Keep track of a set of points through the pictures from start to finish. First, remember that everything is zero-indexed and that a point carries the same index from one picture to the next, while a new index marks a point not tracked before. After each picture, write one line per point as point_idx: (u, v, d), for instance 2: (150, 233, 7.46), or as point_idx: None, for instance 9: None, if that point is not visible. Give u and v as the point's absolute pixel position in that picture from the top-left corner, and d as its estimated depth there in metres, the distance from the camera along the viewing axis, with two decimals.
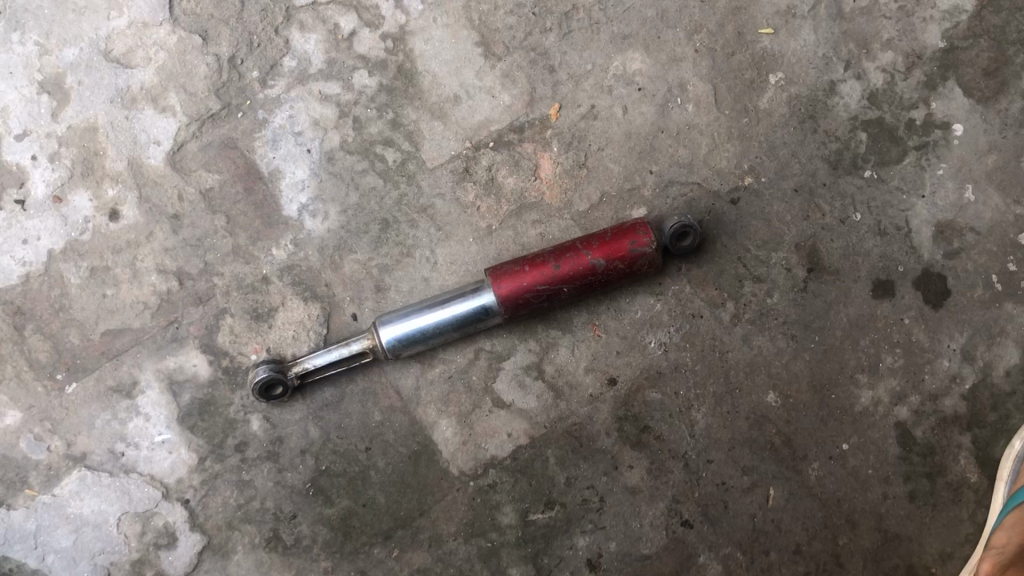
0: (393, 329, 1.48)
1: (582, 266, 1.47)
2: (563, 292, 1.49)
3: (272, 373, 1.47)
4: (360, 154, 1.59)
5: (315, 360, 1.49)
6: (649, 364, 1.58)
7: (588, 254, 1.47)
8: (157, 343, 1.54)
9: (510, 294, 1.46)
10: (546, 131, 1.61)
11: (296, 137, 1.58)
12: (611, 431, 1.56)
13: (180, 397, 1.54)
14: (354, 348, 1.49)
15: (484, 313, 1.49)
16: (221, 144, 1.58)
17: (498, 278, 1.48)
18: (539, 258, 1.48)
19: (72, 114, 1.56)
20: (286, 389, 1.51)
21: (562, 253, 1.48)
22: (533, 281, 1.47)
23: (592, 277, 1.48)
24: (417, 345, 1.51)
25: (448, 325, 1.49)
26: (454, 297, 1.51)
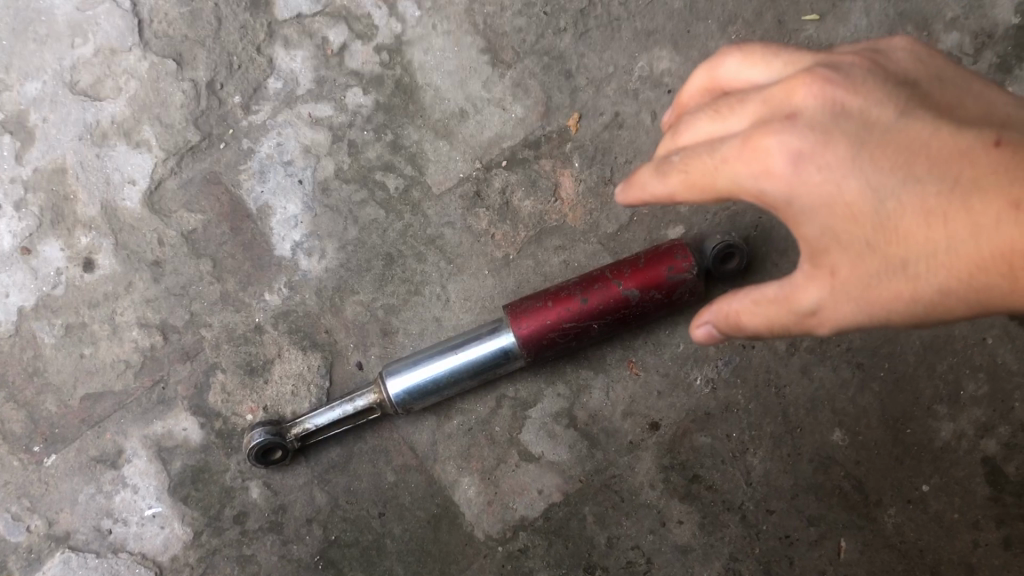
0: (401, 380, 1.30)
1: (613, 298, 1.28)
2: (593, 328, 1.29)
3: (267, 439, 1.30)
4: (358, 182, 1.41)
5: (315, 420, 1.32)
6: (695, 404, 1.39)
7: (620, 284, 1.28)
8: (142, 406, 1.38)
9: (532, 334, 1.28)
10: (565, 145, 1.43)
11: (285, 166, 1.41)
12: (655, 483, 1.37)
13: (171, 465, 1.38)
14: (359, 405, 1.31)
15: (504, 357, 1.31)
16: (204, 180, 1.41)
17: (517, 316, 1.29)
18: (563, 290, 1.29)
19: (37, 156, 1.41)
20: (285, 453, 1.33)
21: (589, 284, 1.29)
22: (558, 318, 1.28)
23: (626, 310, 1.28)
24: (430, 397, 1.32)
25: (464, 373, 1.31)
26: (469, 338, 1.32)
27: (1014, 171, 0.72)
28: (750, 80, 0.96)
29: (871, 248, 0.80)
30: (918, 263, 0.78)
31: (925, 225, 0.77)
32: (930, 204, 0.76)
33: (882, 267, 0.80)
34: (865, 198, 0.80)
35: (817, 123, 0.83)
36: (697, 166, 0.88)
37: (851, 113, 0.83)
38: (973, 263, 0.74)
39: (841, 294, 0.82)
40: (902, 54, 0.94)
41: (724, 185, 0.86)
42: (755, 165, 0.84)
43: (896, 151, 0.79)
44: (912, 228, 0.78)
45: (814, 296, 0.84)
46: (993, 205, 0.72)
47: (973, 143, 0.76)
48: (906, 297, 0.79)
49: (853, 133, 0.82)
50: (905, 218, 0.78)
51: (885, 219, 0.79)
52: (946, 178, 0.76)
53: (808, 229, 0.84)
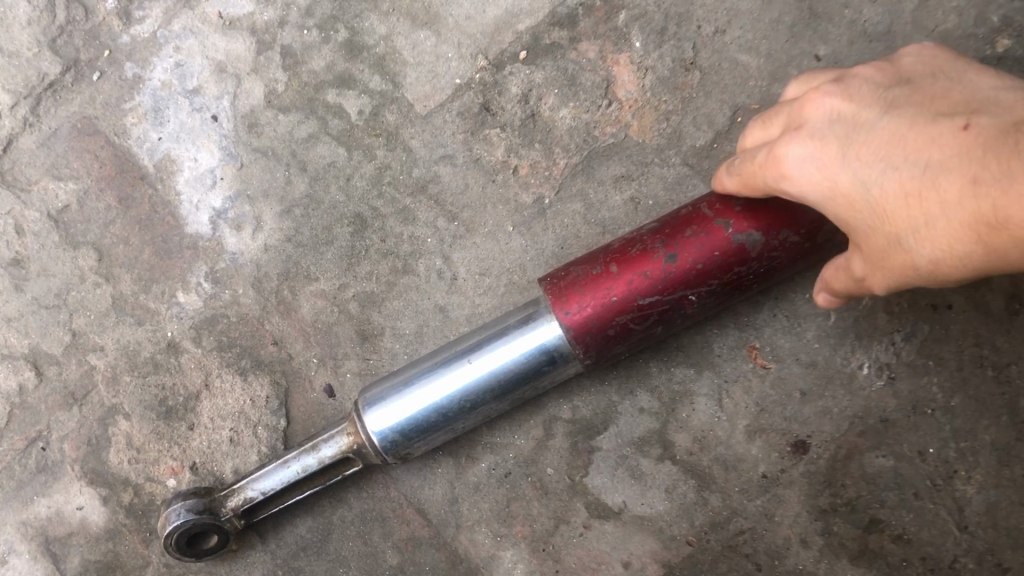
0: (387, 411, 0.79)
1: (720, 249, 0.71)
2: (693, 301, 0.73)
3: (192, 520, 0.82)
4: (301, 109, 0.92)
5: (264, 484, 0.83)
6: (864, 407, 0.86)
7: (729, 224, 0.70)
8: (17, 479, 0.92)
9: (587, 322, 0.73)
10: (617, 16, 0.89)
11: (190, 98, 0.93)
12: (810, 538, 0.86)
13: (65, 563, 0.91)
14: (326, 457, 0.82)
15: (545, 363, 0.77)
16: (74, 131, 0.94)
17: (560, 292, 0.75)
18: (634, 242, 0.74)
19: None
20: (224, 538, 0.86)
21: (680, 226, 0.73)
22: (629, 291, 0.72)
23: (745, 268, 0.71)
24: (436, 434, 0.81)
25: (484, 394, 0.78)
26: (488, 336, 0.79)
27: (986, 145, 0.53)
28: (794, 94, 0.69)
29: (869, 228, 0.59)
30: (916, 242, 0.56)
31: (909, 207, 0.56)
32: (911, 185, 0.56)
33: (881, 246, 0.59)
34: (857, 190, 0.59)
35: (815, 120, 0.63)
36: (742, 165, 0.67)
37: (849, 100, 0.62)
38: (957, 240, 0.54)
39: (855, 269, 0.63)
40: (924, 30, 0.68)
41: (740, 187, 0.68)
42: (771, 169, 0.63)
43: (885, 138, 0.59)
44: (898, 211, 0.57)
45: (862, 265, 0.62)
46: (957, 181, 0.53)
47: (944, 121, 0.57)
48: (909, 275, 0.58)
49: (844, 124, 0.61)
50: (890, 202, 0.57)
51: (874, 206, 0.58)
52: (932, 158, 0.55)
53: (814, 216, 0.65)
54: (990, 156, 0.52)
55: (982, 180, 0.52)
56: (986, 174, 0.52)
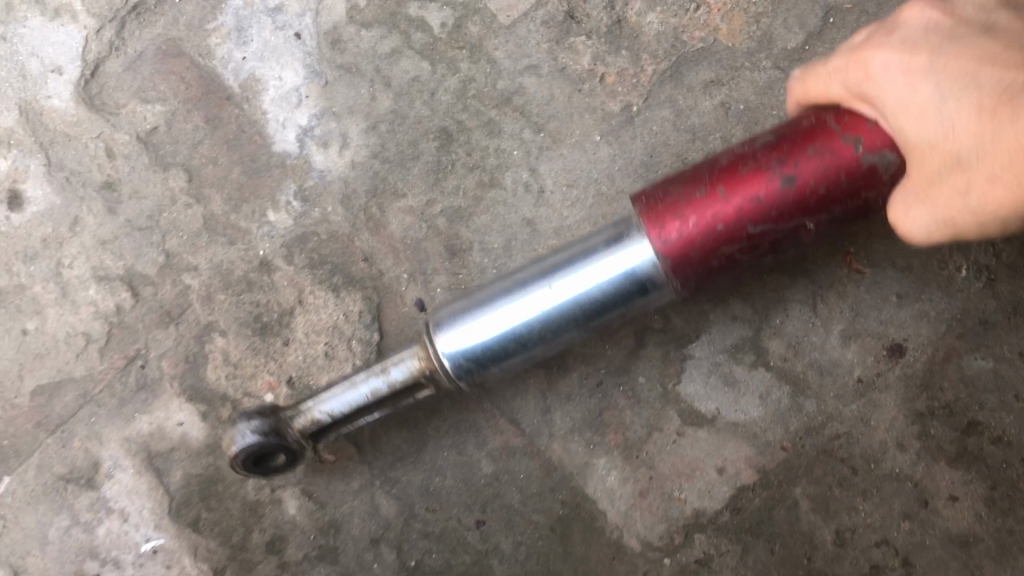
0: (462, 334, 0.73)
1: (845, 169, 0.65)
2: (807, 229, 0.68)
3: (259, 443, 0.74)
4: (383, 24, 0.94)
5: (331, 406, 0.77)
6: (961, 311, 0.87)
7: (859, 142, 0.64)
8: (118, 397, 0.95)
9: (688, 251, 0.68)
10: None
11: (273, 15, 0.95)
12: (908, 441, 0.86)
13: (167, 477, 0.93)
14: (398, 380, 0.77)
15: (639, 292, 0.71)
16: (159, 54, 0.95)
17: (659, 216, 0.68)
18: (745, 158, 0.67)
19: None
20: (290, 458, 0.79)
21: (798, 142, 0.66)
22: (740, 215, 0.66)
23: (872, 193, 0.65)
24: (509, 359, 0.75)
25: (568, 323, 0.73)
26: (574, 257, 0.73)
27: None
28: None
29: (932, 145, 0.59)
30: (977, 156, 0.56)
31: (980, 122, 0.55)
32: (987, 99, 0.55)
33: (941, 165, 0.59)
34: (932, 103, 0.58)
35: (910, 34, 0.63)
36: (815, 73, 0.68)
37: (951, 17, 0.63)
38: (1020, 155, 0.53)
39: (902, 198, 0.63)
40: None
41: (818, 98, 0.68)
42: (856, 71, 0.64)
43: (975, 57, 0.58)
44: (970, 125, 0.56)
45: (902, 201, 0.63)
46: None
47: None
48: (965, 197, 0.57)
49: (940, 38, 0.61)
50: (961, 118, 0.57)
51: (944, 120, 0.58)
52: (1014, 78, 0.55)
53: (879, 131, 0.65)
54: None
55: None
56: None
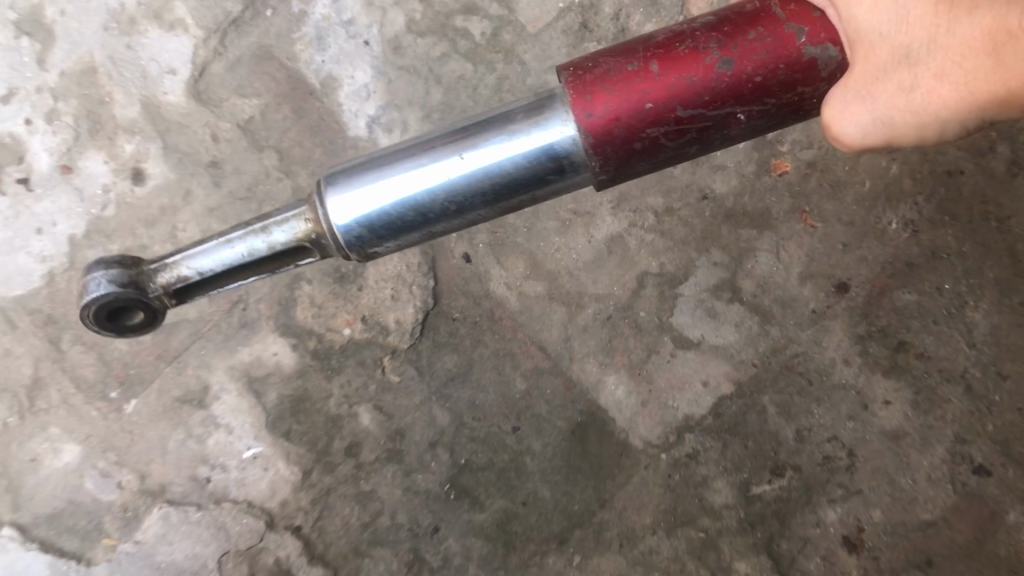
0: (345, 202, 0.62)
1: (785, 60, 0.58)
2: (738, 119, 0.61)
3: (113, 295, 0.67)
4: (435, 33, 1.16)
5: (200, 262, 0.68)
6: (894, 255, 1.11)
7: (803, 31, 0.58)
8: (225, 334, 1.19)
9: (613, 128, 0.60)
10: None
11: (346, 27, 1.17)
12: (851, 358, 1.10)
13: (264, 397, 1.17)
14: (280, 245, 0.67)
15: (559, 170, 0.62)
16: (253, 58, 1.18)
17: (584, 88, 0.60)
18: (683, 38, 0.59)
19: (62, 57, 1.19)
20: (145, 321, 0.72)
21: (741, 24, 0.59)
22: (672, 95, 0.58)
23: (810, 88, 0.59)
24: (409, 235, 0.64)
25: (474, 196, 0.61)
26: (488, 124, 0.62)
27: None
28: None
29: (884, 33, 0.56)
30: (929, 50, 0.55)
31: (937, 13, 0.55)
32: None
33: (886, 60, 0.57)
34: None
35: None
36: None
37: None
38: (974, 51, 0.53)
39: (844, 94, 0.58)
40: None
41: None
42: None
43: None
44: (925, 17, 0.55)
45: (839, 98, 0.59)
46: None
47: None
48: (911, 96, 0.57)
49: None
50: (916, 7, 0.55)
51: (902, 8, 0.56)
52: None
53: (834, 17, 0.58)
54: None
55: None
56: None
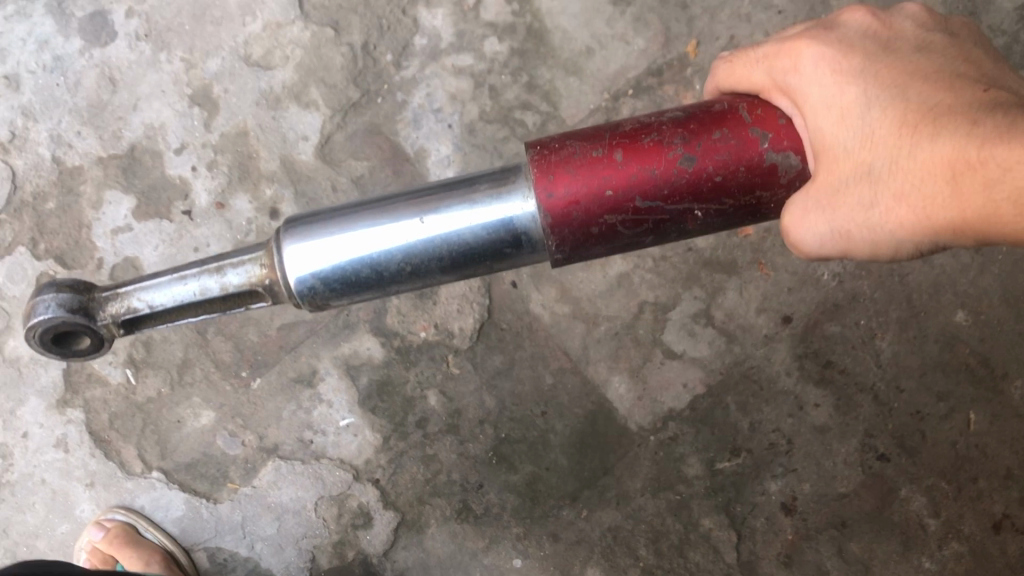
0: (306, 252, 0.72)
1: (744, 162, 0.70)
2: (695, 216, 0.73)
3: (61, 319, 0.74)
4: (500, 121, 1.59)
5: (153, 296, 0.76)
6: (824, 297, 1.52)
7: (765, 137, 0.71)
8: (330, 332, 1.59)
9: (573, 211, 0.71)
10: (685, 70, 1.56)
11: (436, 114, 1.60)
12: (791, 370, 1.51)
13: (358, 380, 1.58)
14: (232, 288, 0.76)
15: (514, 245, 0.73)
16: (366, 132, 1.61)
17: (549, 168, 0.71)
18: (652, 133, 0.71)
19: (223, 122, 1.62)
20: (95, 345, 0.80)
21: (707, 125, 0.71)
22: (629, 186, 0.70)
23: (768, 192, 0.72)
24: (365, 291, 0.75)
25: (427, 261, 0.73)
26: (450, 196, 0.73)
27: (972, 103, 0.68)
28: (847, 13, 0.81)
29: (848, 150, 0.71)
30: (888, 168, 0.70)
31: (901, 134, 0.70)
32: (907, 119, 0.70)
33: (851, 175, 0.71)
34: (858, 107, 0.72)
35: (828, 45, 0.76)
36: (734, 58, 0.81)
37: (878, 27, 0.78)
38: (931, 174, 0.68)
39: (804, 207, 0.72)
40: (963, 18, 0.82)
41: (738, 84, 0.80)
42: (787, 60, 0.76)
43: (900, 78, 0.72)
44: (886, 138, 0.70)
45: (799, 204, 0.72)
46: (961, 121, 0.67)
47: (965, 82, 0.71)
48: (869, 210, 0.71)
49: (870, 46, 0.76)
50: (881, 128, 0.71)
51: (866, 128, 0.71)
52: (932, 100, 0.70)
53: (805, 125, 0.73)
54: (996, 109, 0.67)
55: (969, 124, 0.67)
56: (960, 121, 0.67)
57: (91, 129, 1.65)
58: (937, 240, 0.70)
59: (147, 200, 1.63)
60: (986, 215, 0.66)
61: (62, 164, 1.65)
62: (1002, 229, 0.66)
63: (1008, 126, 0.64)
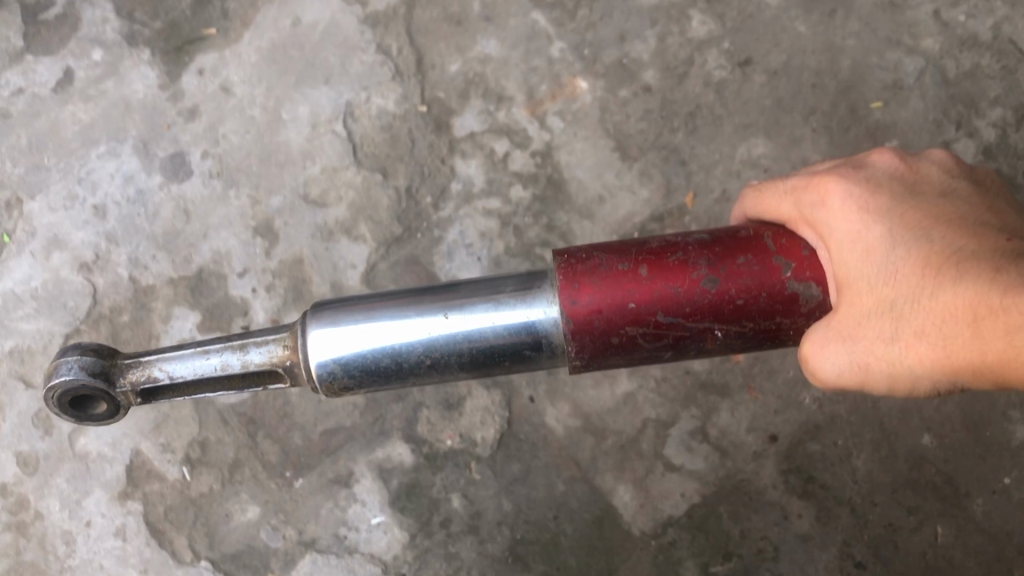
0: (337, 337, 0.93)
1: (765, 289, 0.92)
2: (715, 335, 0.94)
3: (82, 379, 0.95)
4: (523, 256, 1.82)
5: (172, 367, 0.96)
6: (806, 419, 1.72)
7: (790, 267, 0.93)
8: (367, 438, 1.79)
9: (595, 318, 0.92)
10: (684, 217, 1.79)
11: (467, 249, 1.83)
12: (778, 484, 1.70)
13: (390, 482, 1.77)
14: (252, 364, 0.97)
15: (531, 346, 0.95)
16: (406, 263, 1.84)
17: (575, 278, 0.93)
18: (680, 255, 0.93)
19: (282, 251, 1.87)
20: (113, 407, 1.00)
21: (733, 253, 0.93)
22: (654, 300, 0.92)
23: (787, 320, 0.93)
24: (383, 378, 0.95)
25: (447, 352, 0.94)
26: (471, 301, 0.95)
27: (987, 258, 0.87)
28: (880, 164, 1.02)
29: (873, 284, 0.90)
30: (909, 304, 0.89)
31: (922, 276, 0.88)
32: (928, 265, 0.89)
33: (874, 306, 0.90)
34: (883, 247, 0.91)
35: (859, 189, 0.96)
36: (770, 191, 1.02)
37: (902, 180, 0.99)
38: (950, 312, 0.86)
39: (824, 337, 0.93)
40: (977, 175, 1.03)
41: (767, 212, 1.02)
42: (820, 197, 0.96)
43: (920, 228, 0.92)
44: (909, 278, 0.89)
45: (818, 332, 0.93)
46: (978, 273, 0.85)
47: (985, 240, 0.90)
48: (888, 338, 0.90)
49: (896, 194, 0.96)
50: (905, 268, 0.90)
51: (892, 266, 0.90)
52: (950, 251, 0.89)
53: (834, 266, 0.93)
54: (1005, 265, 0.85)
55: (983, 274, 0.85)
56: (975, 271, 0.85)
57: (166, 253, 1.90)
58: (950, 377, 0.88)
59: (210, 316, 1.85)
60: (992, 358, 0.83)
61: (138, 283, 1.89)
62: (1006, 372, 0.83)
63: (1012, 285, 0.82)
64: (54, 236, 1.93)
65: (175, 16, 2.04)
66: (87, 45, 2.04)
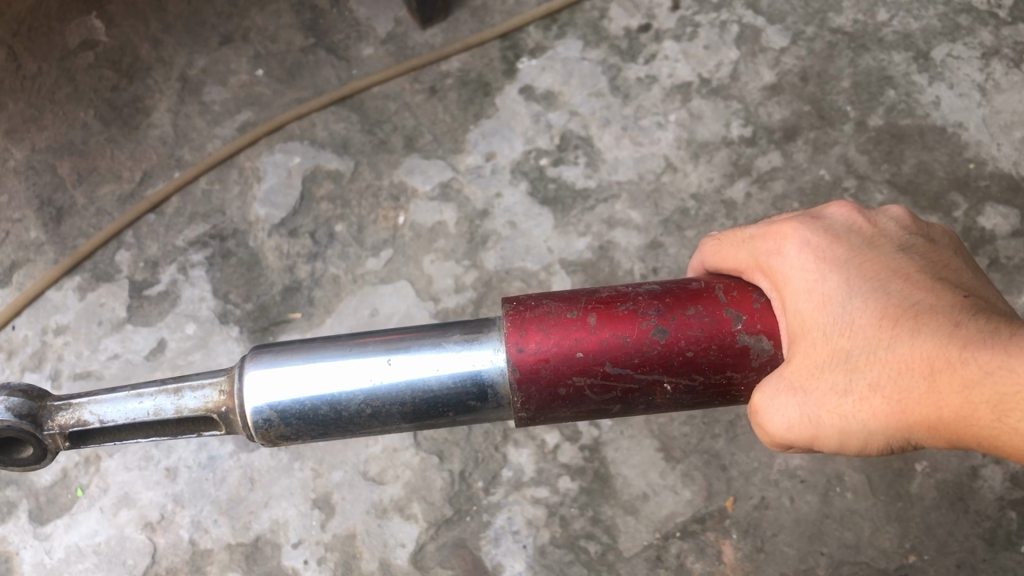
0: (272, 383, 0.94)
1: (717, 342, 0.96)
2: (664, 388, 0.98)
3: (9, 421, 0.95)
4: (566, 546, 1.91)
5: (103, 411, 0.97)
6: None
7: (740, 318, 0.97)
8: None
9: (543, 367, 0.95)
10: (724, 520, 1.91)
11: (514, 534, 1.94)
12: None
13: None
14: (185, 410, 0.97)
15: (476, 396, 0.97)
16: (454, 544, 1.94)
17: (521, 326, 0.97)
18: (631, 304, 0.98)
19: (336, 524, 1.98)
20: (39, 452, 1.00)
21: (682, 303, 0.97)
22: (602, 350, 0.95)
23: (738, 372, 0.97)
24: (318, 428, 0.95)
25: (387, 402, 0.95)
26: (415, 345, 0.97)
27: (941, 314, 0.92)
28: (836, 213, 1.08)
29: (828, 338, 0.94)
30: (862, 358, 0.93)
31: (879, 329, 0.93)
32: (884, 318, 0.94)
33: (828, 360, 0.94)
34: (838, 298, 0.97)
35: (817, 240, 1.02)
36: (727, 242, 1.10)
37: (859, 230, 1.05)
38: (905, 368, 0.90)
39: (776, 388, 0.96)
40: (938, 233, 1.08)
41: (723, 261, 1.10)
42: (776, 247, 1.03)
43: (875, 279, 0.98)
44: (863, 330, 0.94)
45: (769, 382, 0.97)
46: (933, 329, 0.90)
47: (939, 294, 0.95)
48: (839, 393, 0.93)
49: (852, 244, 1.02)
50: (859, 318, 0.95)
51: (846, 316, 0.95)
52: (907, 304, 0.94)
53: (789, 317, 0.98)
54: (962, 321, 0.90)
55: (940, 329, 0.90)
56: (931, 326, 0.91)
57: (226, 518, 2.01)
58: (904, 434, 0.91)
59: None
60: (949, 415, 0.87)
61: (197, 546, 1.99)
62: (964, 431, 0.87)
63: (970, 340, 0.87)
64: (124, 495, 2.06)
65: (265, 299, 2.26)
66: (183, 320, 2.26)
